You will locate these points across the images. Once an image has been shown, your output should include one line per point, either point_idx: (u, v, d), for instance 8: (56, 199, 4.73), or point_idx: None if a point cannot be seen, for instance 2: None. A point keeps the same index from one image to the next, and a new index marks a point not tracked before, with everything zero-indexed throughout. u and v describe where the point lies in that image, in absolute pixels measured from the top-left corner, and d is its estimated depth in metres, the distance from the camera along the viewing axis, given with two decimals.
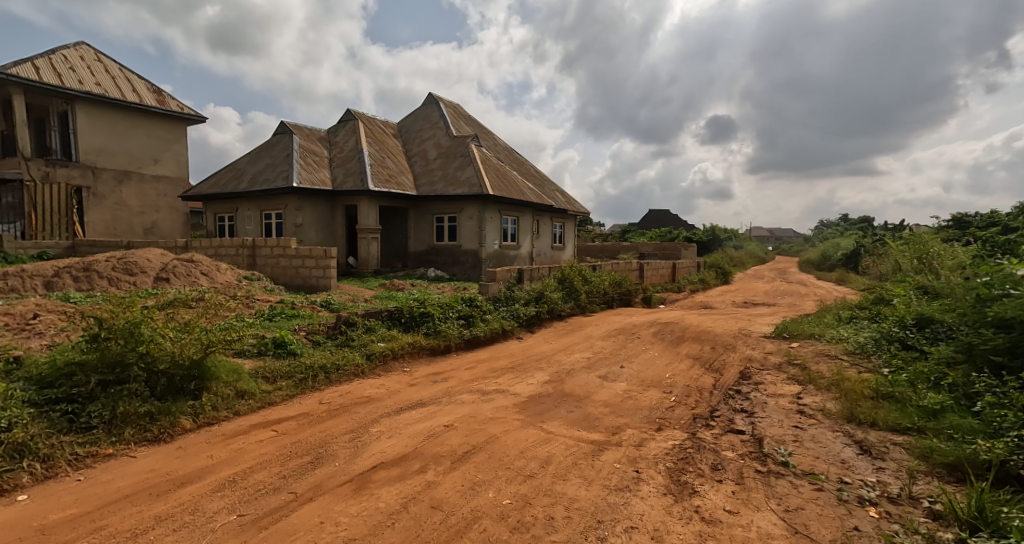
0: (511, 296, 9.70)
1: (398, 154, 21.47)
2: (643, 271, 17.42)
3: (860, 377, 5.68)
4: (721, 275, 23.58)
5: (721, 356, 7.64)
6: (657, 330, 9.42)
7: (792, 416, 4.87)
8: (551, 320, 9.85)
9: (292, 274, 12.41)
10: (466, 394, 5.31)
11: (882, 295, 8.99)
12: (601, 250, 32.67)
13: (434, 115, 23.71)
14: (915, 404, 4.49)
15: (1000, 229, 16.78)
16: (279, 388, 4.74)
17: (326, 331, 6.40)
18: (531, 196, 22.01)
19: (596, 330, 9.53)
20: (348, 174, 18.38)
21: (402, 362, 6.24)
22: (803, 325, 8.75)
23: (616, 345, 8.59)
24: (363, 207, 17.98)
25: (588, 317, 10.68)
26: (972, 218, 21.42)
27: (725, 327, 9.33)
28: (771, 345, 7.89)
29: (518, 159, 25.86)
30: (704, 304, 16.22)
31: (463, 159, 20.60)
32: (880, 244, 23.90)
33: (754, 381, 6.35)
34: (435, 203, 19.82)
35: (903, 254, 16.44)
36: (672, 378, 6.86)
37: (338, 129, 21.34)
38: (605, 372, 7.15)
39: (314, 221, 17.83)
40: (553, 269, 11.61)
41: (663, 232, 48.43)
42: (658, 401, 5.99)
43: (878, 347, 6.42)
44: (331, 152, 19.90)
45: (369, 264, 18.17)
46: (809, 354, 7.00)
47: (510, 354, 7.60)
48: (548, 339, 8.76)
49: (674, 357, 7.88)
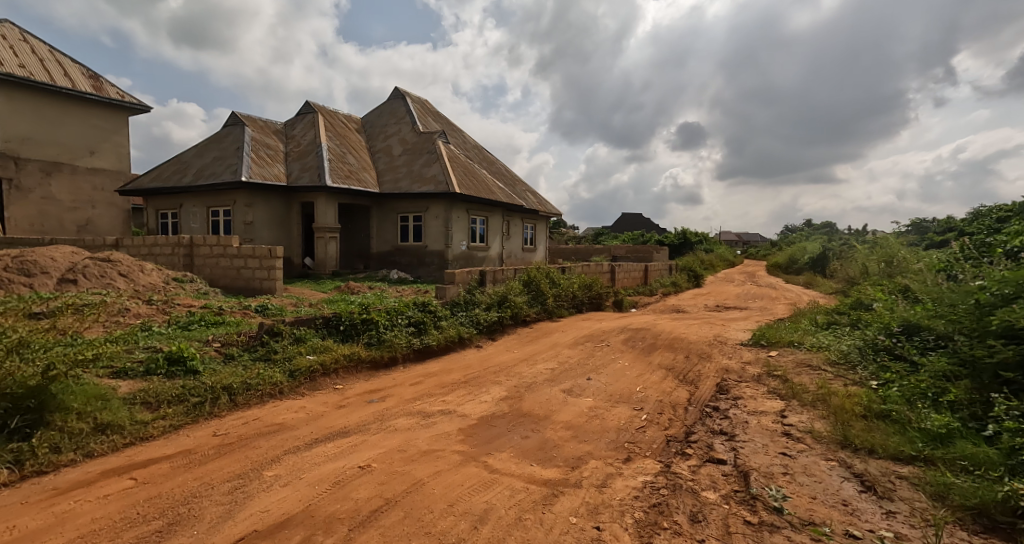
0: (471, 300, 8.91)
1: (361, 150, 20.38)
2: (615, 274, 16.88)
3: (848, 392, 5.17)
4: (692, 279, 23.40)
5: (696, 367, 7.03)
6: (628, 337, 8.79)
7: (778, 441, 4.29)
8: (514, 327, 9.09)
9: (234, 276, 11.27)
10: (404, 419, 4.47)
11: (858, 300, 8.61)
12: (574, 252, 32.19)
13: (400, 110, 22.70)
14: (916, 427, 3.97)
15: (959, 233, 17.05)
16: (162, 416, 3.77)
17: (244, 343, 5.43)
18: (501, 195, 21.26)
19: (564, 337, 8.83)
20: (305, 170, 17.20)
21: (334, 378, 5.34)
22: (780, 331, 8.26)
23: (584, 354, 7.91)
24: (321, 204, 16.88)
25: (555, 322, 9.97)
26: (931, 223, 21.89)
27: (699, 333, 8.76)
28: (748, 353, 7.34)
29: (488, 158, 25.14)
30: (676, 307, 15.80)
31: (430, 155, 19.69)
32: (846, 248, 24.16)
33: (733, 396, 5.75)
34: (399, 201, 18.85)
35: (871, 258, 16.40)
36: (644, 393, 6.20)
37: (296, 122, 20.08)
38: (570, 386, 6.45)
39: (267, 219, 16.61)
40: (520, 271, 10.88)
41: (635, 236, 48.55)
42: (628, 420, 5.31)
43: (864, 357, 6.00)
44: (288, 145, 18.64)
45: (327, 266, 17.08)
46: (789, 365, 6.48)
47: (466, 365, 6.81)
48: (510, 348, 8.01)
49: (646, 367, 7.24)
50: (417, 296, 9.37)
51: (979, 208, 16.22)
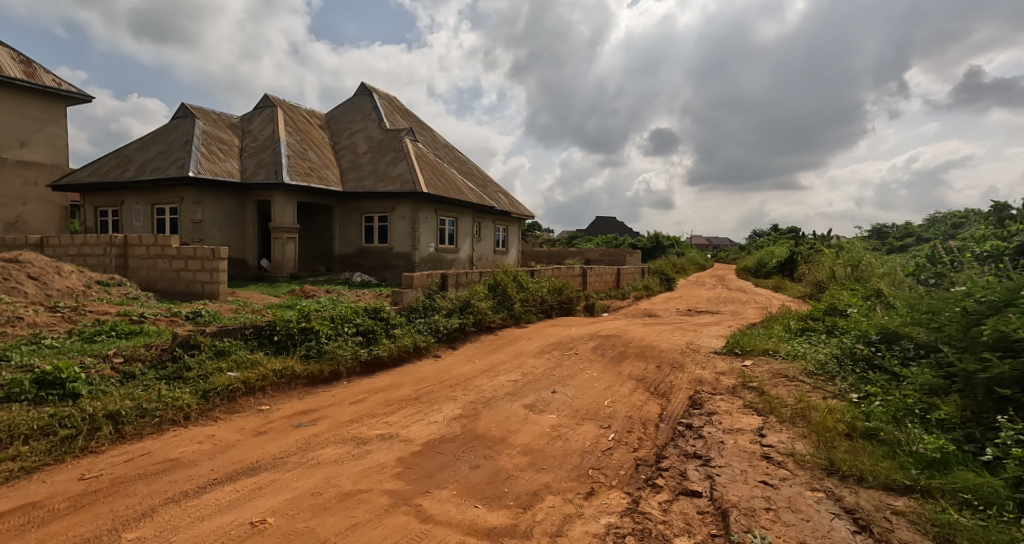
0: (431, 306, 8.29)
1: (324, 147, 19.44)
2: (587, 277, 16.49)
3: (829, 407, 4.88)
4: (664, 282, 23.29)
5: (667, 379, 6.61)
6: (598, 344, 8.34)
7: (758, 466, 3.87)
8: (478, 334, 8.51)
9: (172, 279, 10.22)
10: (334, 447, 3.78)
11: (832, 305, 8.39)
12: (548, 255, 31.82)
13: (367, 107, 21.84)
14: (908, 450, 3.63)
15: (916, 239, 17.51)
16: (11, 458, 3.00)
17: (151, 358, 4.53)
18: (472, 196, 20.66)
19: (530, 346, 8.30)
20: (261, 166, 16.18)
21: (260, 398, 4.59)
22: (754, 338, 7.95)
23: (550, 364, 7.42)
24: (278, 203, 15.90)
25: (522, 329, 9.44)
26: (891, 229, 22.48)
27: (671, 340, 8.37)
28: (722, 363, 6.96)
29: (460, 158, 24.56)
30: (648, 312, 15.54)
31: (397, 153, 18.94)
32: (812, 252, 24.57)
33: (708, 412, 5.33)
34: (365, 201, 18.03)
35: (838, 263, 16.54)
36: (613, 409, 5.71)
37: (254, 116, 18.95)
38: (534, 401, 5.90)
39: (219, 218, 15.51)
40: (486, 274, 10.30)
41: (608, 239, 48.75)
42: (594, 441, 4.80)
43: (842, 368, 5.78)
44: (243, 140, 17.52)
45: (285, 268, 16.11)
46: (765, 376, 6.15)
47: (421, 378, 6.19)
48: (471, 358, 7.42)
49: (615, 379, 6.77)
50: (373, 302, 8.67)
51: (936, 215, 16.63)
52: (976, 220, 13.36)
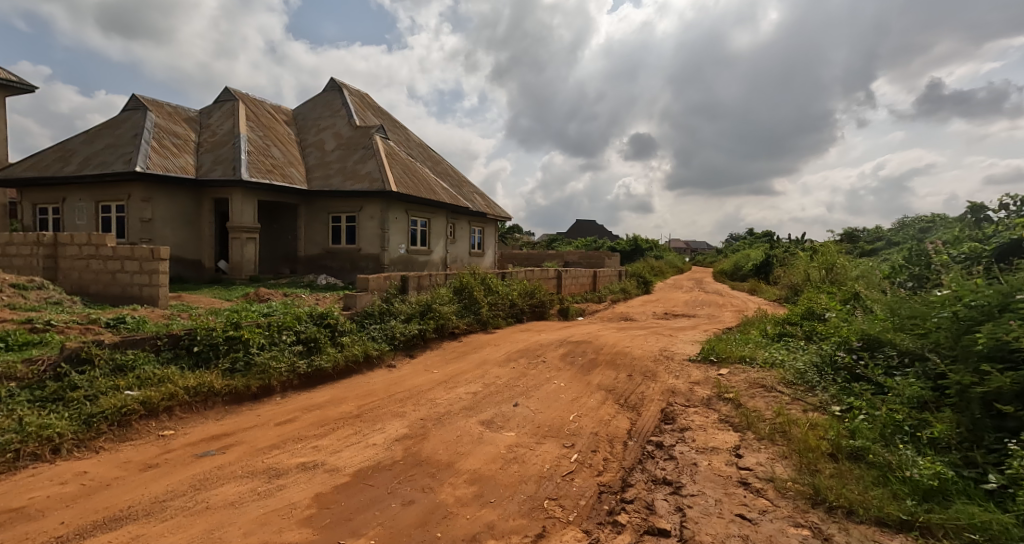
0: (388, 311, 7.66)
1: (289, 144, 18.56)
2: (562, 280, 16.06)
3: (811, 423, 4.49)
4: (642, 285, 23.04)
5: (638, 390, 6.13)
6: (568, 351, 7.83)
7: (736, 495, 3.42)
8: (440, 341, 7.91)
9: (107, 282, 9.29)
10: (237, 484, 3.12)
11: (809, 309, 8.08)
12: (526, 258, 31.37)
13: (336, 103, 21.03)
14: (902, 476, 3.22)
15: (886, 242, 17.70)
16: None
17: (28, 378, 3.78)
18: (445, 196, 20.04)
19: (495, 353, 7.75)
20: (218, 162, 15.25)
21: (165, 421, 3.90)
22: (730, 344, 7.57)
23: (516, 374, 6.88)
24: (237, 201, 15.00)
25: (489, 335, 8.88)
26: (861, 232, 22.79)
27: (644, 346, 7.94)
28: (696, 371, 6.52)
29: (434, 158, 23.93)
30: (625, 315, 15.16)
31: (366, 151, 18.20)
32: (786, 255, 24.75)
33: (681, 428, 4.86)
34: (331, 200, 17.24)
35: (812, 266, 16.52)
36: (578, 424, 5.21)
37: (213, 110, 17.96)
38: (492, 416, 5.35)
39: (171, 216, 14.50)
40: (452, 275, 9.71)
41: (587, 241, 48.63)
42: (554, 464, 4.27)
43: (823, 378, 5.44)
44: (201, 135, 16.53)
45: (243, 270, 15.20)
46: (741, 387, 5.75)
47: (368, 391, 5.57)
48: (430, 368, 6.82)
49: (583, 391, 6.26)
50: (326, 306, 7.98)
51: (906, 219, 16.78)
52: (947, 223, 13.41)
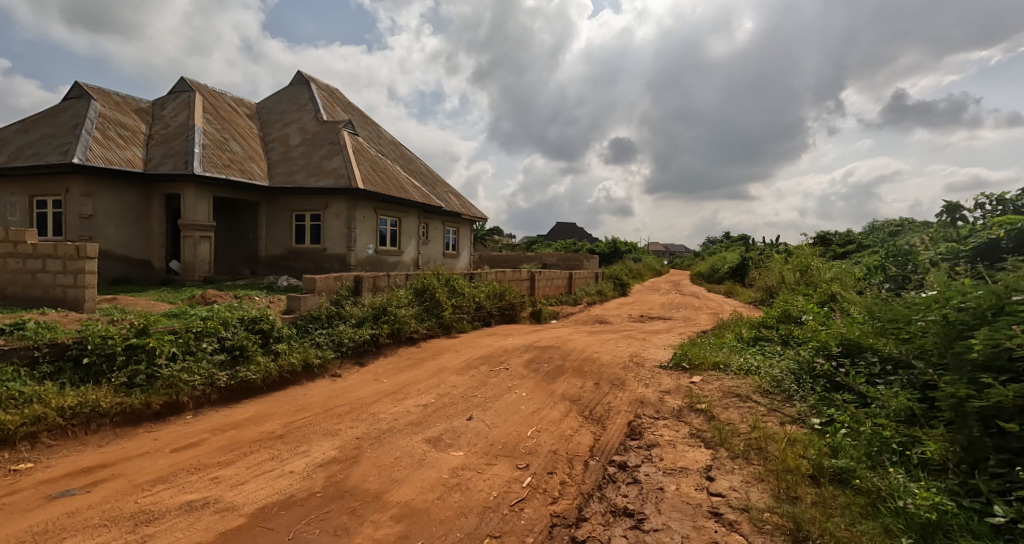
0: (338, 314, 7.00)
1: (251, 139, 17.62)
2: (536, 282, 15.58)
3: (789, 439, 4.10)
4: (619, 287, 22.74)
5: (605, 401, 5.64)
6: (533, 358, 7.30)
7: (704, 529, 2.97)
8: (395, 347, 7.28)
9: (26, 283, 8.35)
10: (83, 539, 2.47)
11: (785, 311, 7.76)
12: (504, 260, 30.87)
13: (302, 97, 20.15)
14: (894, 507, 2.80)
15: (857, 246, 17.86)
16: None
17: None
18: (417, 195, 19.37)
19: (455, 360, 7.17)
20: (169, 155, 14.26)
21: (23, 452, 3.24)
22: (704, 349, 7.17)
23: (475, 384, 6.32)
24: (190, 197, 14.05)
25: (451, 340, 8.29)
26: (833, 235, 23.04)
27: (615, 351, 7.48)
28: (667, 379, 6.06)
29: (406, 157, 23.24)
30: (600, 318, 14.79)
31: (333, 146, 17.41)
32: (762, 258, 24.90)
33: (649, 444, 4.40)
34: (295, 198, 16.41)
35: (787, 269, 16.49)
36: (536, 441, 4.67)
37: (168, 101, 16.91)
38: (441, 432, 4.76)
39: (115, 213, 13.47)
40: (413, 276, 9.09)
41: (566, 244, 48.39)
42: (503, 490, 3.72)
43: (800, 386, 5.07)
44: (152, 127, 15.49)
45: (196, 271, 14.25)
46: (715, 396, 5.34)
47: (302, 404, 4.92)
48: (380, 378, 6.19)
49: (545, 403, 5.73)
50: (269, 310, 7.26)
51: (876, 222, 16.90)
52: (916, 226, 13.48)
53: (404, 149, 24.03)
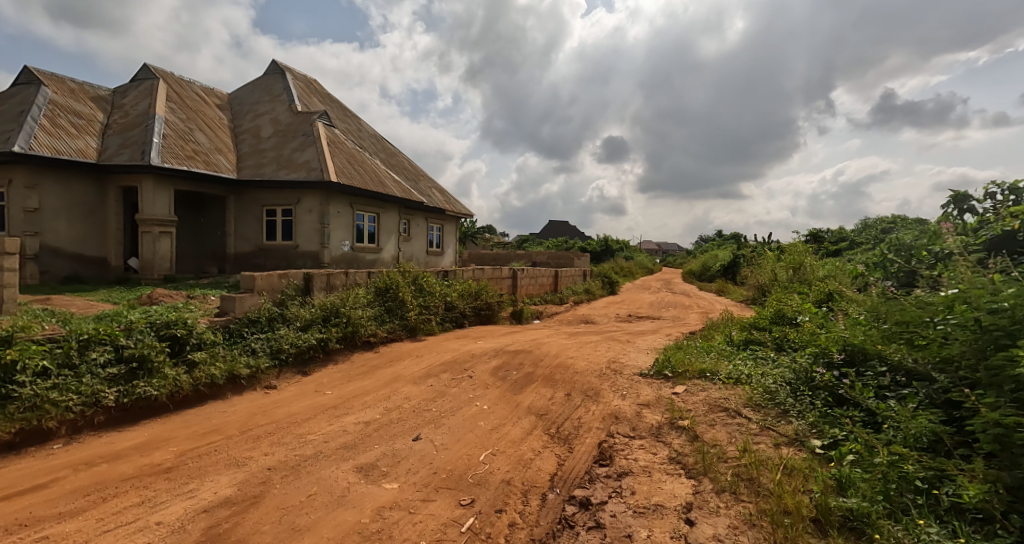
0: (281, 316, 6.20)
1: (219, 130, 16.70)
2: (518, 280, 14.88)
3: (787, 468, 3.45)
4: (607, 285, 22.08)
5: (575, 416, 4.93)
6: (501, 364, 6.59)
7: None
8: (347, 353, 6.52)
9: None
10: None
11: (778, 311, 7.12)
12: (494, 257, 29.88)
13: (276, 87, 19.27)
14: None
15: (849, 245, 17.44)
16: None
17: None
18: (396, 189, 18.56)
19: (414, 367, 6.43)
20: (125, 145, 13.33)
21: None
22: (689, 354, 6.50)
23: (432, 395, 5.58)
24: (148, 190, 13.17)
25: (415, 344, 7.54)
26: (825, 233, 22.61)
27: (593, 356, 6.79)
28: (647, 390, 5.37)
29: (387, 151, 22.42)
30: (586, 318, 14.16)
31: (306, 138, 16.57)
32: (753, 256, 24.43)
33: (619, 472, 3.71)
34: (265, 192, 15.59)
35: (779, 268, 15.96)
36: (489, 467, 3.95)
37: (129, 88, 15.97)
38: (377, 458, 4.01)
39: (66, 207, 12.57)
40: (376, 274, 8.33)
41: (557, 242, 47.78)
42: (435, 536, 3.00)
43: (797, 400, 4.41)
44: (110, 116, 14.58)
45: (155, 268, 13.36)
46: (700, 411, 4.66)
47: (214, 425, 4.13)
48: (323, 389, 5.42)
49: (507, 418, 5.00)
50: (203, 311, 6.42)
51: (869, 219, 16.39)
52: (911, 223, 12.96)
53: (385, 143, 23.23)
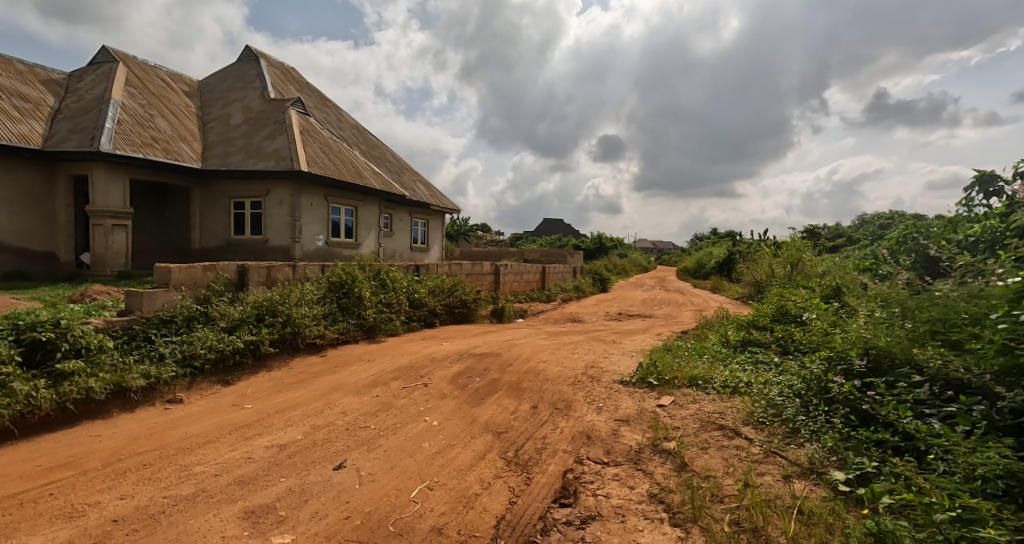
0: (203, 316, 5.28)
1: (185, 117, 15.70)
2: (502, 276, 14.03)
3: (803, 514, 2.62)
4: (598, 283, 21.26)
5: (539, 435, 4.06)
6: (463, 371, 5.72)
7: None
8: (286, 358, 5.62)
9: None
10: None
11: (780, 308, 6.30)
12: (487, 255, 29.40)
13: (249, 73, 18.30)
14: None
15: (846, 241, 16.77)
16: None
17: None
18: (375, 181, 17.59)
19: (361, 374, 5.54)
20: (75, 131, 12.34)
21: None
22: (679, 357, 5.67)
23: (374, 409, 4.68)
24: (99, 179, 12.18)
25: (371, 346, 6.65)
26: (822, 228, 21.91)
27: (569, 359, 5.94)
28: (628, 401, 4.51)
29: (369, 143, 21.49)
30: (574, 316, 13.37)
31: (277, 127, 15.60)
32: (749, 253, 23.74)
33: (583, 518, 2.88)
34: (232, 183, 14.64)
35: (776, 263, 15.21)
36: (420, 509, 3.06)
37: (86, 72, 14.97)
38: (277, 497, 3.08)
39: (7, 197, 11.57)
40: (331, 267, 7.43)
41: (551, 239, 47.02)
42: None
43: (809, 417, 3.58)
44: (62, 100, 13.59)
45: (109, 264, 12.36)
46: (690, 429, 3.83)
47: (71, 455, 3.22)
48: (242, 402, 4.50)
49: (458, 438, 4.13)
50: (108, 311, 5.41)
51: (867, 214, 15.70)
52: (912, 217, 12.27)
53: (367, 135, 22.28)
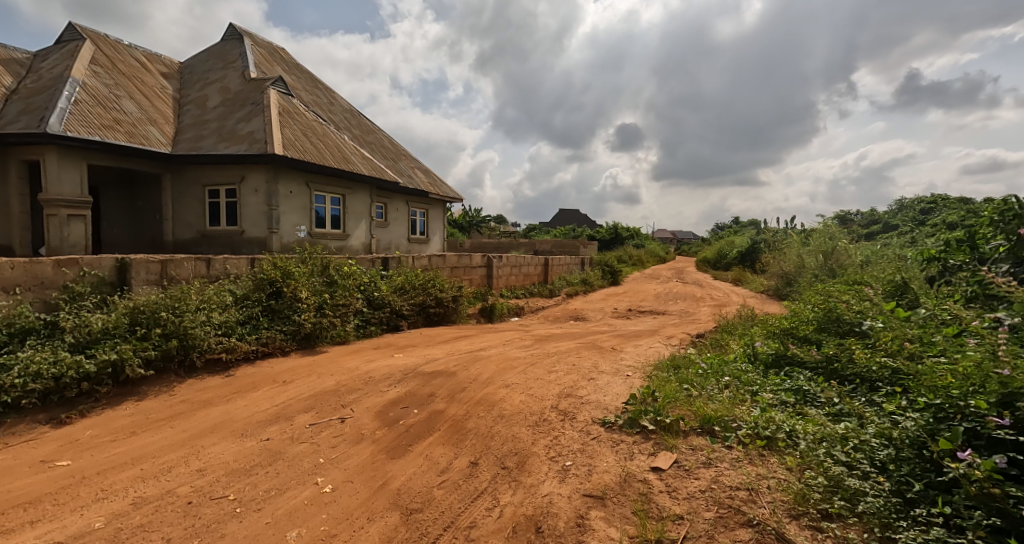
0: (47, 329, 4.06)
1: (157, 100, 14.58)
2: (495, 270, 12.59)
3: None
4: (609, 275, 19.62)
5: (467, 522, 2.61)
6: (400, 399, 4.32)
7: None
8: (168, 382, 4.28)
9: None
10: None
11: (827, 311, 4.70)
12: (496, 247, 27.94)
13: (229, 53, 17.13)
14: None
15: (883, 227, 14.86)
16: None
17: None
18: (363, 165, 16.22)
19: (263, 405, 4.16)
20: (25, 112, 11.30)
21: None
22: (690, 381, 4.15)
23: (250, 464, 3.27)
24: (51, 165, 11.11)
25: (301, 360, 5.30)
26: (854, 214, 19.91)
27: (545, 383, 4.49)
28: (611, 459, 3.03)
29: (361, 127, 20.14)
30: (577, 313, 11.93)
31: (253, 108, 14.37)
32: (773, 242, 21.81)
33: None
34: (203, 169, 13.48)
35: (806, 253, 13.44)
36: None
37: (51, 51, 13.96)
38: None
39: None
40: (261, 261, 6.12)
41: (566, 230, 45.40)
42: None
43: (918, 523, 2.04)
44: (21, 81, 12.61)
45: None
46: (703, 522, 2.35)
47: None
48: (60, 456, 3.16)
49: (346, 523, 2.70)
50: None
51: (906, 198, 13.78)
52: (961, 200, 10.50)
53: (360, 119, 20.95)
